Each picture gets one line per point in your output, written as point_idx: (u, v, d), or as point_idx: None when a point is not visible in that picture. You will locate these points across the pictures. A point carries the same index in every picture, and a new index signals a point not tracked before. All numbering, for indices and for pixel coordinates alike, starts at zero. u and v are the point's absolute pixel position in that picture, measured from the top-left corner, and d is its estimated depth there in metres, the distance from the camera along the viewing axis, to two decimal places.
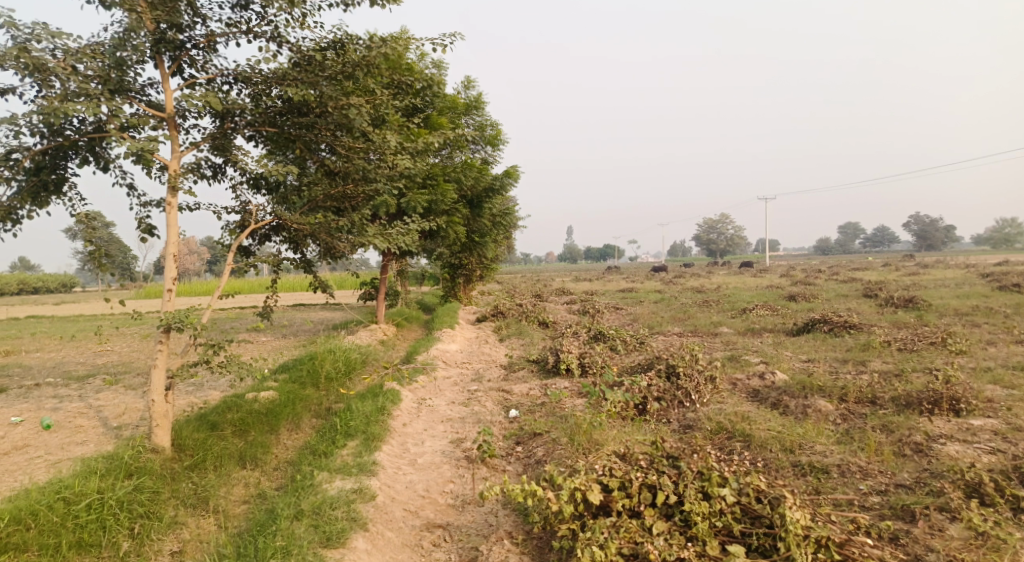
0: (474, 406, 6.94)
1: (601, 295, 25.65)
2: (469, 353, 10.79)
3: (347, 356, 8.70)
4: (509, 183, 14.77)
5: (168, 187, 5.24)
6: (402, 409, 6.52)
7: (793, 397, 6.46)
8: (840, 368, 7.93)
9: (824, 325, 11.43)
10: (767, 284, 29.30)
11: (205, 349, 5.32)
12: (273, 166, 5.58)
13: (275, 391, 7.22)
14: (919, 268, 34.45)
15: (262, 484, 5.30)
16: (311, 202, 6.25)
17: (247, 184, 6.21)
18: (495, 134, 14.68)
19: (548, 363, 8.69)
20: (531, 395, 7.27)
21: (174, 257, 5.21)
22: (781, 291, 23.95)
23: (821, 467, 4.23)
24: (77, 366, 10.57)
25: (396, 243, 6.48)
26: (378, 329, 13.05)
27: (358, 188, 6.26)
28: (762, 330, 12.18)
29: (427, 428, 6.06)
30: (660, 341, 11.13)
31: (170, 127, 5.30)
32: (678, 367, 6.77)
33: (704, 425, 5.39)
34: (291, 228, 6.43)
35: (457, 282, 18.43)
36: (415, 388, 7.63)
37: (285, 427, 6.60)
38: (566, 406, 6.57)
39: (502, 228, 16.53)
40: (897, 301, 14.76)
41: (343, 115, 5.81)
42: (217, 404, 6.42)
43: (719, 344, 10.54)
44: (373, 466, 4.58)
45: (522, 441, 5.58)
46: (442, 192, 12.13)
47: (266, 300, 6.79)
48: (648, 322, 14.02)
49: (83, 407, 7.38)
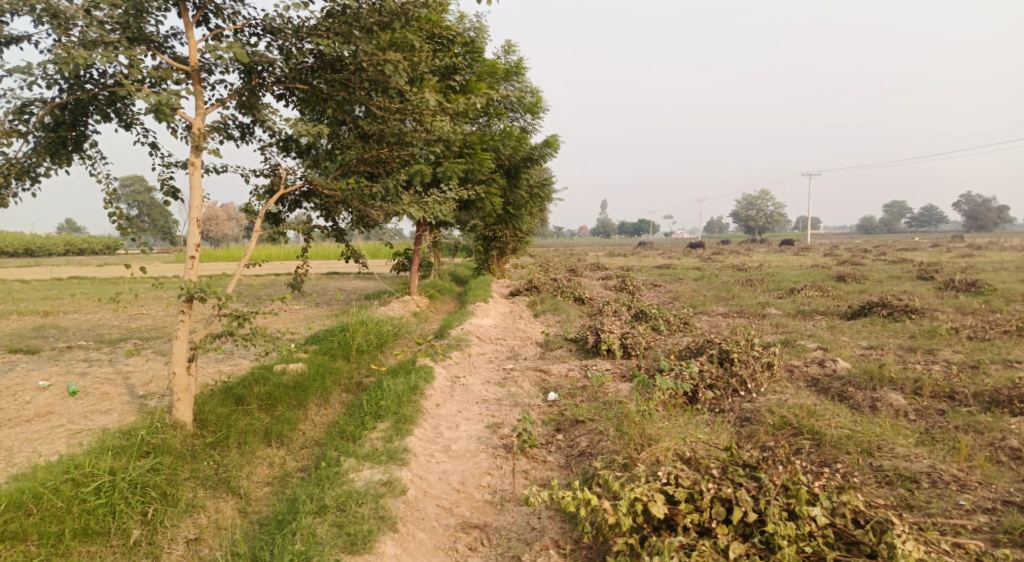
0: (510, 387, 6.54)
1: (637, 271, 24.92)
2: (503, 329, 10.39)
3: (378, 329, 8.41)
4: (548, 152, 14.12)
5: (191, 145, 4.87)
6: (434, 388, 6.18)
7: (859, 389, 5.87)
8: (908, 357, 7.24)
9: (882, 308, 10.65)
10: (811, 263, 28.09)
11: (230, 320, 4.99)
12: (303, 127, 5.16)
13: (304, 363, 6.94)
14: (972, 249, 32.57)
15: (287, 465, 5.03)
16: (343, 166, 5.88)
17: (276, 146, 5.83)
18: (535, 101, 14.02)
19: (587, 343, 8.23)
20: (570, 377, 6.84)
21: (198, 222, 4.88)
22: (826, 270, 22.85)
23: (909, 475, 3.69)
24: (112, 329, 10.56)
25: (432, 212, 6.07)
26: (411, 300, 12.78)
27: (393, 153, 5.84)
28: (814, 312, 11.44)
29: (461, 410, 5.68)
30: (704, 322, 10.54)
31: (195, 83, 4.89)
32: (732, 353, 6.23)
33: (766, 420, 4.86)
34: (322, 194, 6.06)
35: (490, 254, 18.01)
36: (448, 365, 7.27)
37: (313, 402, 6.32)
38: (609, 391, 6.13)
39: (538, 199, 15.95)
40: (959, 284, 13.75)
41: (379, 72, 5.32)
42: (244, 376, 6.17)
43: (768, 327, 9.89)
44: (404, 453, 4.23)
45: (562, 429, 5.20)
46: (478, 161, 11.61)
47: (296, 271, 6.46)
48: (689, 301, 13.37)
49: (112, 373, 7.26)
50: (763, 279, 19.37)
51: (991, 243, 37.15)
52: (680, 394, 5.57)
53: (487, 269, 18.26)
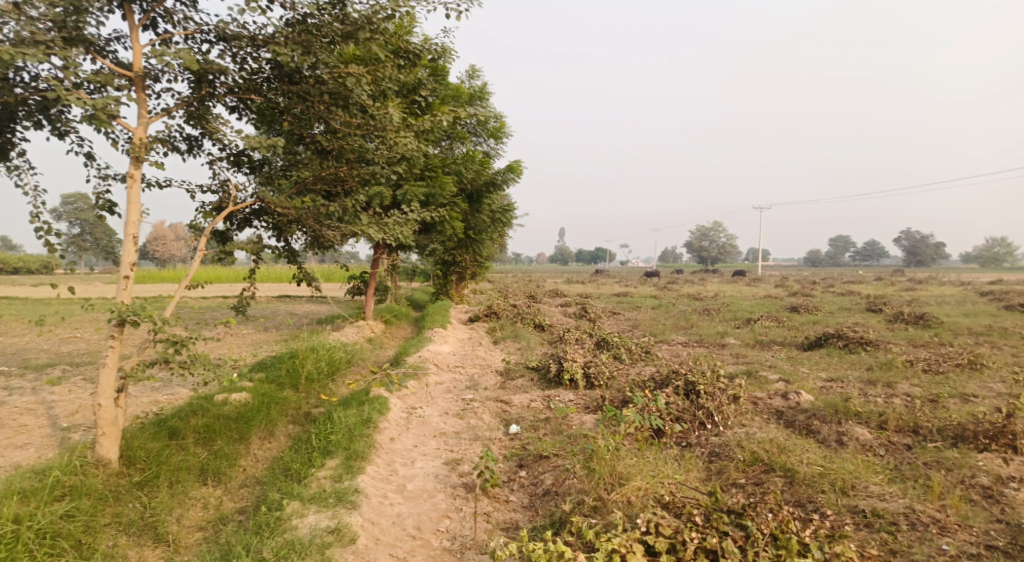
0: (470, 418, 6.22)
1: (597, 299, 24.98)
2: (462, 357, 10.06)
3: (331, 355, 7.97)
4: (510, 177, 14.02)
5: (131, 156, 4.46)
6: (389, 420, 5.80)
7: (825, 423, 5.81)
8: (869, 391, 7.27)
9: (838, 340, 10.81)
10: (764, 294, 28.84)
11: (165, 346, 4.53)
12: (257, 139, 4.82)
13: (248, 392, 6.45)
14: (913, 283, 34.07)
15: (224, 506, 4.54)
16: (299, 184, 5.54)
17: (227, 160, 5.46)
18: (498, 126, 13.95)
19: (548, 372, 7.99)
20: (533, 408, 6.58)
21: (134, 239, 4.45)
22: (779, 301, 23.42)
23: (888, 517, 3.57)
24: (39, 353, 9.73)
25: (392, 234, 5.80)
26: (366, 325, 12.31)
27: (354, 171, 5.55)
28: (772, 343, 11.55)
29: (418, 445, 5.33)
30: (666, 352, 10.47)
31: (138, 90, 4.50)
32: (698, 385, 6.09)
33: (736, 456, 4.71)
34: (274, 213, 5.70)
35: (450, 279, 17.69)
36: (405, 396, 6.89)
37: (256, 435, 5.84)
38: (573, 423, 5.89)
39: (500, 225, 15.81)
40: (907, 317, 14.20)
41: (341, 85, 5.06)
42: (180, 407, 5.65)
43: (729, 357, 9.89)
44: (354, 494, 3.86)
45: (525, 465, 4.94)
46: (440, 184, 11.37)
47: (242, 294, 6.02)
48: (649, 330, 13.35)
49: (33, 401, 6.59)
50: (719, 308, 19.63)
51: (929, 278, 39.04)
52: (647, 427, 5.38)
53: (445, 294, 17.91)
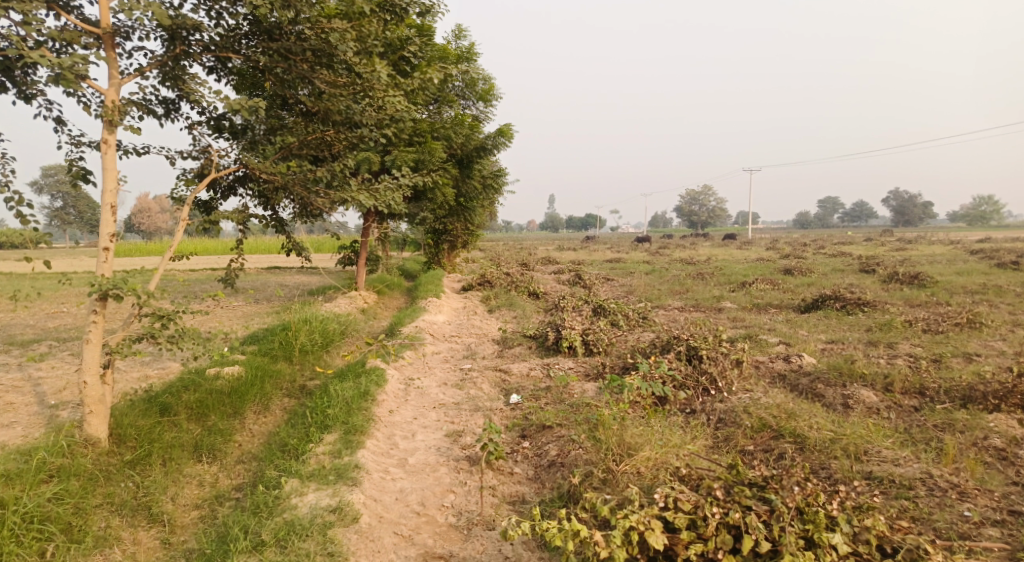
0: (469, 389, 6.10)
1: (590, 265, 24.83)
2: (457, 325, 9.92)
3: (324, 327, 7.80)
4: (502, 142, 13.68)
5: (103, 121, 4.16)
6: (387, 392, 5.67)
7: (829, 386, 5.76)
8: (870, 352, 7.22)
9: (835, 302, 10.77)
10: (756, 257, 28.83)
11: (151, 320, 4.31)
12: (237, 102, 4.51)
13: (240, 366, 6.28)
14: (903, 243, 34.21)
15: (220, 483, 4.37)
16: (284, 149, 5.27)
17: (207, 125, 5.15)
18: (487, 89, 13.54)
19: (546, 340, 7.87)
20: (532, 377, 6.47)
21: (112, 208, 4.20)
22: (772, 264, 23.41)
23: (905, 484, 3.52)
24: (24, 329, 9.46)
25: (384, 201, 5.57)
26: (358, 296, 12.11)
27: (341, 134, 5.28)
28: (768, 305, 11.50)
29: (417, 417, 5.21)
30: (663, 317, 10.39)
31: (109, 49, 4.15)
32: (701, 350, 5.99)
33: (744, 422, 4.63)
34: (259, 180, 5.43)
35: (442, 247, 17.46)
36: (401, 367, 6.74)
37: (251, 410, 5.69)
38: (574, 391, 5.79)
39: (492, 191, 15.52)
40: (902, 277, 14.19)
41: (324, 42, 4.74)
42: (170, 383, 5.47)
43: (726, 321, 9.82)
44: (355, 471, 3.72)
45: (528, 435, 4.85)
46: (429, 150, 11.04)
47: (230, 266, 5.78)
48: (645, 295, 13.26)
49: (19, 379, 6.39)
50: (713, 272, 19.56)
51: (919, 238, 39.22)
52: (651, 394, 5.28)
53: (437, 263, 17.68)
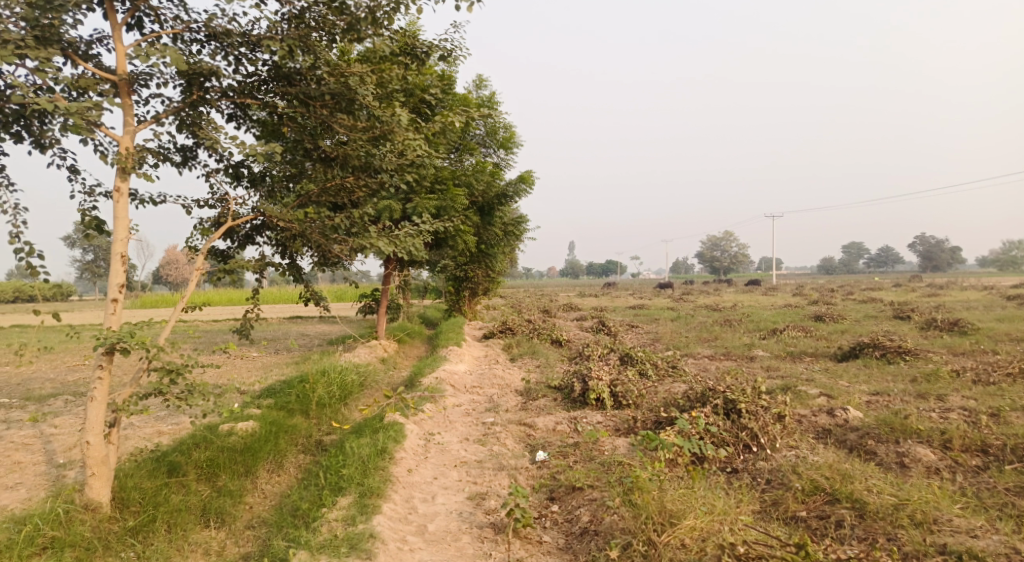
0: (492, 444, 5.77)
1: (612, 312, 24.43)
2: (479, 376, 9.62)
3: (342, 379, 7.58)
4: (522, 189, 13.64)
5: (117, 167, 4.13)
6: (406, 449, 5.37)
7: (881, 443, 5.32)
8: (920, 404, 6.74)
9: (874, 350, 10.26)
10: (784, 303, 28.16)
11: (160, 375, 4.16)
12: (253, 147, 4.47)
13: (255, 421, 6.06)
14: (936, 288, 33.27)
15: (227, 551, 4.09)
16: (303, 196, 5.21)
17: (225, 172, 5.15)
18: (508, 137, 13.61)
19: (572, 391, 7.52)
20: (558, 432, 6.12)
21: (123, 258, 4.11)
22: (801, 310, 22.77)
23: (989, 559, 3.11)
24: (43, 383, 9.38)
25: (404, 247, 5.43)
26: (379, 345, 11.91)
27: (361, 180, 5.20)
28: (802, 354, 11.00)
29: (438, 476, 4.90)
30: (692, 366, 9.96)
31: (124, 95, 4.16)
32: (739, 403, 5.60)
33: (793, 484, 4.25)
34: (277, 228, 5.36)
35: (462, 295, 17.30)
36: (421, 421, 6.45)
37: (264, 469, 5.43)
38: (605, 448, 5.43)
39: (512, 238, 15.45)
40: (941, 323, 13.59)
41: (343, 85, 4.73)
42: (182, 440, 5.28)
43: (760, 371, 9.37)
44: (369, 541, 3.43)
45: (557, 498, 4.51)
46: (451, 198, 11.00)
47: (246, 317, 5.63)
48: (671, 343, 12.86)
49: (30, 436, 6.22)
50: (741, 319, 19.05)
51: (949, 283, 38.20)
52: (688, 452, 4.92)
53: (458, 311, 17.49)
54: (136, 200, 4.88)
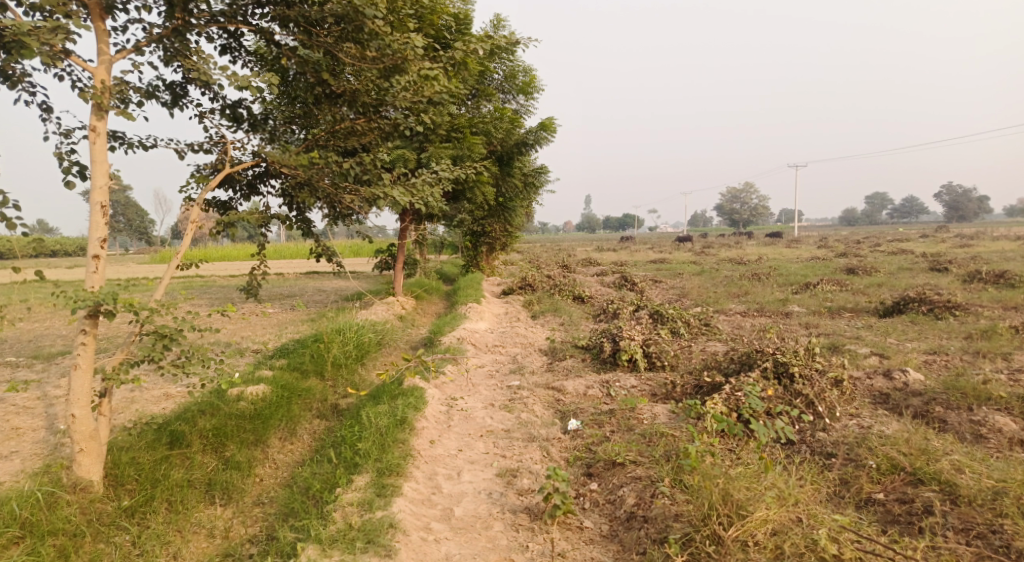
0: (519, 411, 5.33)
1: (633, 266, 23.78)
2: (500, 334, 9.15)
3: (358, 338, 7.16)
4: (544, 137, 12.83)
5: (92, 104, 3.56)
6: (427, 417, 4.96)
7: (952, 410, 4.76)
8: (986, 365, 6.13)
9: (920, 304, 9.59)
10: (810, 255, 27.18)
11: (153, 340, 3.72)
12: (247, 80, 3.86)
13: (266, 384, 5.69)
14: (967, 238, 31.99)
15: (233, 533, 3.79)
16: (309, 140, 4.66)
17: (221, 112, 4.59)
18: (528, 81, 12.75)
19: (601, 351, 7.03)
20: (590, 396, 5.67)
21: (103, 208, 3.61)
22: (830, 263, 21.83)
23: None
24: (54, 341, 9.12)
25: (422, 197, 4.90)
26: (395, 301, 11.49)
27: (371, 121, 4.70)
28: (841, 309, 10.36)
29: (463, 448, 4.49)
30: (726, 323, 9.40)
31: (96, 19, 3.57)
32: (792, 367, 5.07)
33: (865, 461, 3.71)
34: (282, 176, 4.82)
35: (480, 251, 16.76)
36: (442, 385, 6.03)
37: (276, 437, 5.08)
38: (643, 416, 4.96)
39: (532, 189, 14.76)
40: (987, 275, 12.77)
41: (349, 8, 4.03)
42: (187, 406, 4.92)
43: (799, 328, 8.77)
44: (388, 534, 3.05)
45: (595, 473, 4.08)
46: (468, 146, 10.28)
47: (252, 276, 5.15)
48: (700, 298, 12.26)
49: (34, 398, 5.91)
50: (768, 272, 18.32)
51: (980, 233, 36.75)
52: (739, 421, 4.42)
53: (476, 266, 16.97)
54: (122, 144, 4.35)
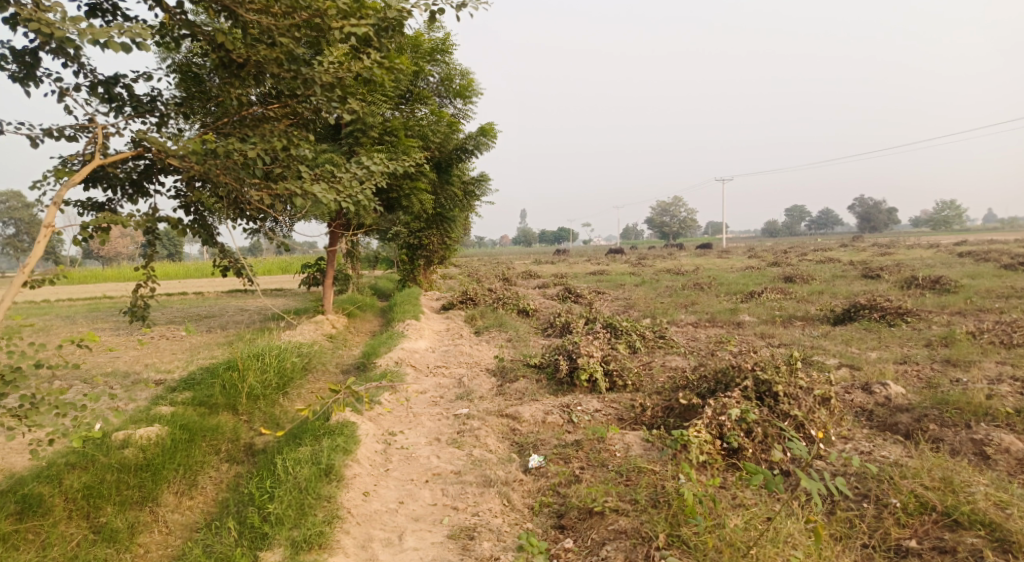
0: (471, 447, 4.54)
1: (575, 279, 23.45)
2: (443, 353, 8.33)
3: (280, 364, 6.18)
4: (484, 142, 12.14)
5: None
6: (362, 459, 4.13)
7: (948, 428, 4.36)
8: (959, 374, 5.86)
9: (871, 311, 9.50)
10: (745, 265, 27.66)
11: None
12: (104, 30, 2.89)
13: (160, 425, 4.53)
14: (883, 248, 33.69)
15: None
16: (210, 127, 3.82)
17: (95, 92, 3.54)
18: (467, 83, 12.05)
19: (557, 371, 6.36)
20: (549, 424, 4.96)
21: None
22: (766, 272, 22.15)
23: None
24: None
25: (351, 194, 4.07)
26: (325, 320, 10.42)
27: (285, 106, 3.95)
28: (792, 318, 10.19)
29: (404, 498, 3.69)
30: (681, 335, 8.96)
31: None
32: (775, 386, 4.56)
33: (886, 499, 3.20)
34: (174, 171, 3.81)
35: (418, 264, 15.88)
36: (378, 418, 5.18)
37: (170, 491, 3.98)
38: (615, 446, 4.30)
39: (472, 198, 14.06)
40: (922, 281, 13.05)
41: None
42: (50, 459, 3.78)
43: (756, 339, 8.43)
44: None
45: (569, 525, 3.37)
46: (404, 150, 9.43)
47: (136, 295, 4.10)
48: (649, 310, 11.87)
49: None
50: (711, 282, 18.35)
51: (893, 243, 38.89)
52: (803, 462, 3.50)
53: (413, 281, 16.02)
54: None
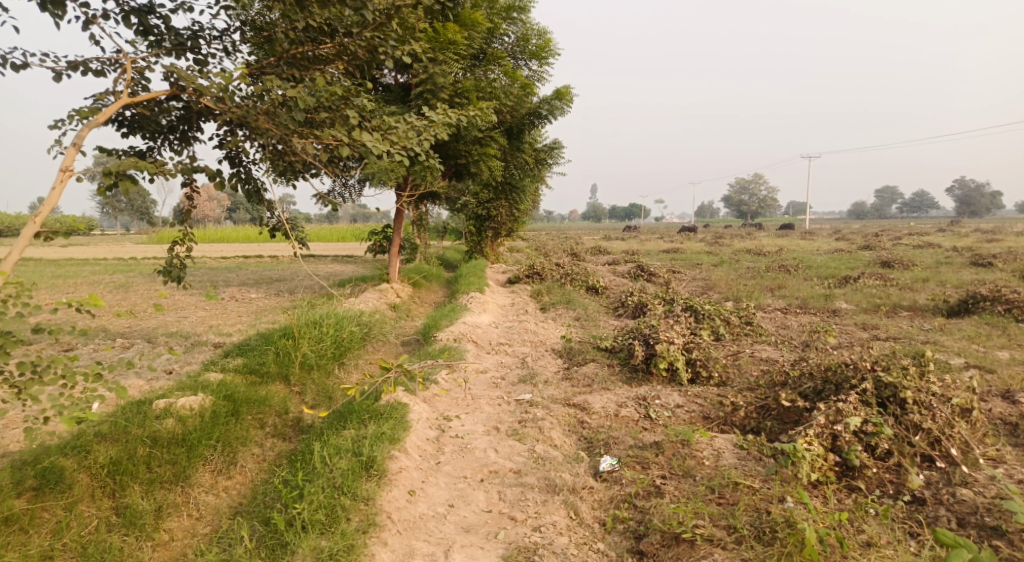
0: (533, 441, 3.99)
1: (646, 255, 22.40)
2: (507, 329, 7.82)
3: (335, 334, 5.84)
4: (559, 106, 11.36)
5: None
6: (410, 447, 3.67)
7: None
8: None
9: (997, 304, 8.21)
10: (834, 247, 25.61)
11: None
12: None
13: (205, 393, 4.25)
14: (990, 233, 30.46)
15: None
16: (256, 68, 3.40)
17: (130, 22, 3.15)
18: (544, 43, 11.24)
19: (632, 356, 5.71)
20: (623, 418, 4.35)
21: None
22: (858, 256, 20.34)
23: None
24: None
25: (408, 147, 3.55)
26: (390, 289, 10.15)
27: (338, 44, 3.47)
28: (898, 308, 9.01)
29: (455, 499, 3.22)
30: (769, 322, 8.04)
31: None
32: (905, 392, 3.73)
33: None
34: (214, 116, 3.41)
35: (484, 236, 15.43)
36: (434, 399, 4.72)
37: (206, 468, 3.67)
38: (702, 451, 3.65)
39: (543, 166, 13.37)
40: None
41: None
42: (83, 428, 3.53)
43: (858, 329, 7.42)
44: None
45: (648, 551, 2.79)
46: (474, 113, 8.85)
47: (172, 253, 3.76)
48: (731, 292, 10.90)
49: None
50: (797, 264, 16.94)
51: (1004, 228, 35.11)
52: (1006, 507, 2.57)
53: (480, 252, 15.59)
54: None
